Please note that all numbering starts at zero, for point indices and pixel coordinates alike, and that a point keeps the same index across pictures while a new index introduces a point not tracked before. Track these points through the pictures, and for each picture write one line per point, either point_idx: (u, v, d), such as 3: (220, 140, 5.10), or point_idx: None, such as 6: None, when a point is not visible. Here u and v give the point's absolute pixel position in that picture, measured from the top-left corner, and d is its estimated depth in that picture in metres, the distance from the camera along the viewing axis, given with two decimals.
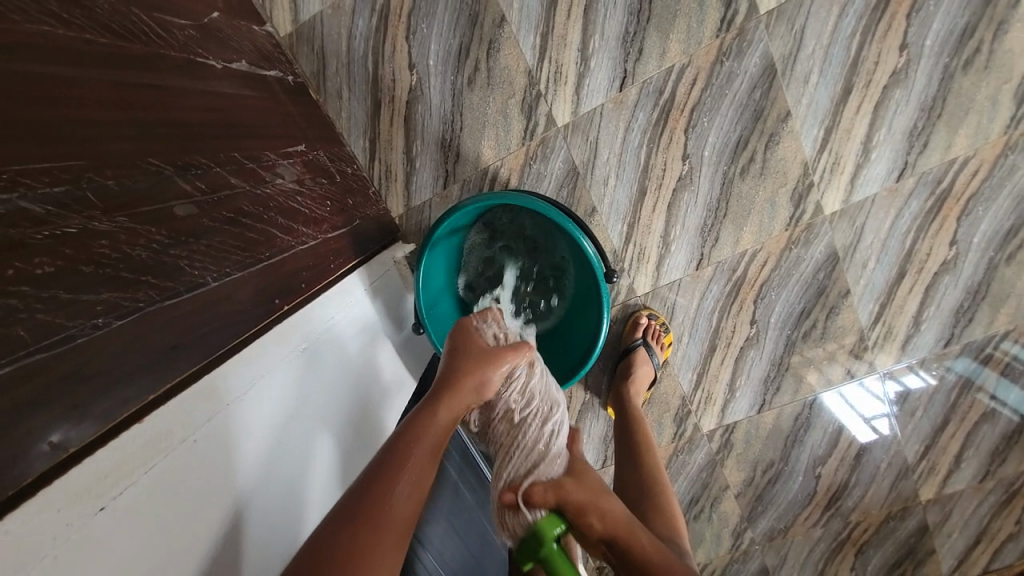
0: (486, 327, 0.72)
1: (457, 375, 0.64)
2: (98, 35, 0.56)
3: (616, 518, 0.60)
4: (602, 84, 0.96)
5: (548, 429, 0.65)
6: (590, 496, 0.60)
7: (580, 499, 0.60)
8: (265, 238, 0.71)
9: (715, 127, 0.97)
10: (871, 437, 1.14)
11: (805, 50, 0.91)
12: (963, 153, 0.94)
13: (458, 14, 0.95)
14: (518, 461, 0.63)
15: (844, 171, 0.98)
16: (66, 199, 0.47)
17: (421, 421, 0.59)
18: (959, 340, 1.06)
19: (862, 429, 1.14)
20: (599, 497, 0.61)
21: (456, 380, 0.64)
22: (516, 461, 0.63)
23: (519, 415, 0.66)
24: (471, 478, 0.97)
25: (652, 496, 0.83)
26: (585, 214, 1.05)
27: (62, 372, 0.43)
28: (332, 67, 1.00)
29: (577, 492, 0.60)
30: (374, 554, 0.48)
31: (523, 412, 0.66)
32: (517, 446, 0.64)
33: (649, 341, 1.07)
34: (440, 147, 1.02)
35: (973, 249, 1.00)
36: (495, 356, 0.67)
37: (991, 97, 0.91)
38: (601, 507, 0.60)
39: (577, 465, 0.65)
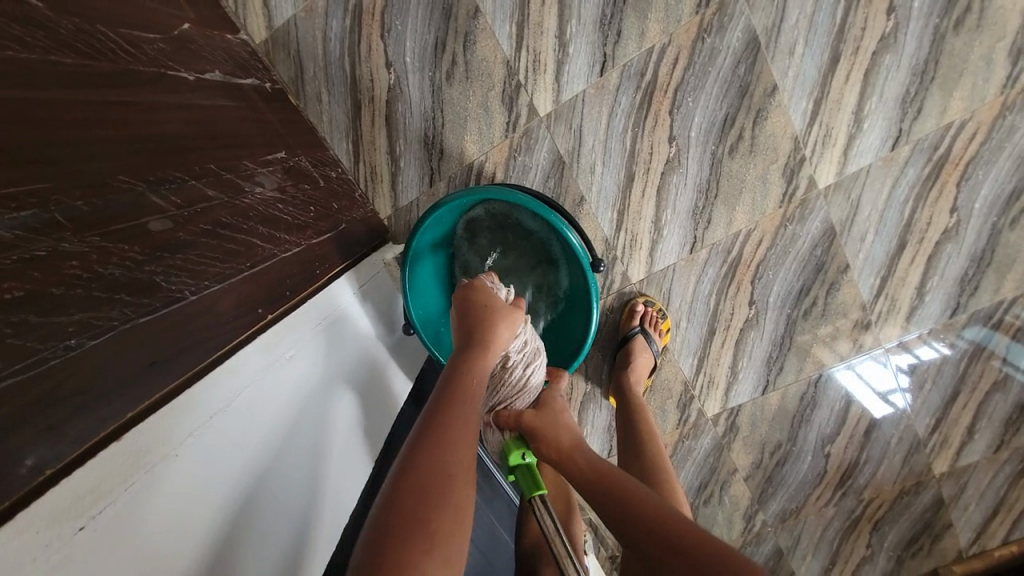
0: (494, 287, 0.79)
1: (487, 330, 0.69)
2: (62, 55, 0.56)
3: (561, 446, 0.67)
4: (582, 70, 0.95)
5: (529, 370, 0.76)
6: (543, 425, 0.70)
7: (534, 425, 0.70)
8: (245, 248, 0.71)
9: (701, 106, 0.95)
10: (886, 410, 1.12)
11: (788, 21, 0.89)
12: (960, 117, 0.91)
13: (432, 8, 0.93)
14: (503, 395, 0.75)
15: (837, 142, 0.95)
16: (34, 222, 0.47)
17: (467, 367, 0.63)
18: (966, 309, 1.04)
19: (875, 404, 1.12)
20: (549, 427, 0.69)
21: (491, 332, 0.69)
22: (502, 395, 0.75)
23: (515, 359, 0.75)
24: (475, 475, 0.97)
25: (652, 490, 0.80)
26: (574, 204, 1.03)
27: (35, 396, 0.44)
28: (309, 72, 1.00)
29: (532, 420, 0.71)
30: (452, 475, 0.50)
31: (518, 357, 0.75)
32: (504, 383, 0.74)
33: (648, 329, 1.05)
34: (423, 145, 1.02)
35: (975, 215, 0.97)
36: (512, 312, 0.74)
37: (985, 57, 0.88)
38: (550, 434, 0.68)
39: (546, 398, 0.77)
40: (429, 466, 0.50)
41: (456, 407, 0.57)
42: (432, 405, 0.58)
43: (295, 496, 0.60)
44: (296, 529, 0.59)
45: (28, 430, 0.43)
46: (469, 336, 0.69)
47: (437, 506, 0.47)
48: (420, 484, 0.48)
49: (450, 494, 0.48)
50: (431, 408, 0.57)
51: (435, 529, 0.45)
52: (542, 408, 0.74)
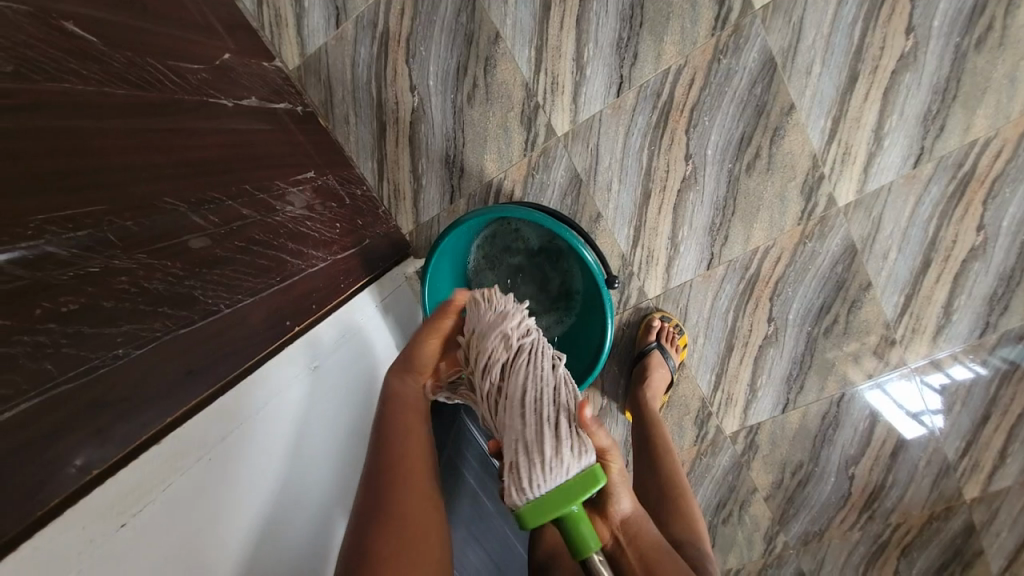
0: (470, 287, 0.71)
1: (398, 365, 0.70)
2: (115, 87, 0.61)
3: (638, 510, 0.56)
4: (599, 91, 0.97)
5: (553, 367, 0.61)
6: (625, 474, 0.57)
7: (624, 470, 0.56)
8: (276, 264, 0.75)
9: (717, 124, 0.96)
10: (916, 431, 1.09)
11: (805, 41, 0.90)
12: (984, 134, 0.90)
13: (454, 34, 0.98)
14: (535, 395, 0.56)
15: (856, 160, 0.95)
16: (89, 242, 0.51)
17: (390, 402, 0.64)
18: (995, 329, 1.01)
19: (906, 425, 1.09)
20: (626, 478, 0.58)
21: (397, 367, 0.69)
22: (524, 378, 0.58)
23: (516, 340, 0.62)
24: (489, 485, 0.98)
25: (664, 505, 0.81)
26: (591, 220, 1.05)
27: (85, 401, 0.47)
28: (338, 95, 1.05)
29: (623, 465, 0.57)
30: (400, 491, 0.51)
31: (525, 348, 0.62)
32: (534, 382, 0.58)
33: (664, 343, 1.05)
34: (444, 164, 1.05)
35: (1003, 233, 0.95)
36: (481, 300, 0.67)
37: (1009, 74, 0.87)
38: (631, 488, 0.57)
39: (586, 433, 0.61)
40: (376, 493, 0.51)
41: (399, 425, 0.59)
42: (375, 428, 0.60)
43: (321, 496, 0.64)
44: (323, 528, 0.63)
45: (77, 432, 0.46)
46: (398, 360, 0.70)
47: (387, 535, 0.47)
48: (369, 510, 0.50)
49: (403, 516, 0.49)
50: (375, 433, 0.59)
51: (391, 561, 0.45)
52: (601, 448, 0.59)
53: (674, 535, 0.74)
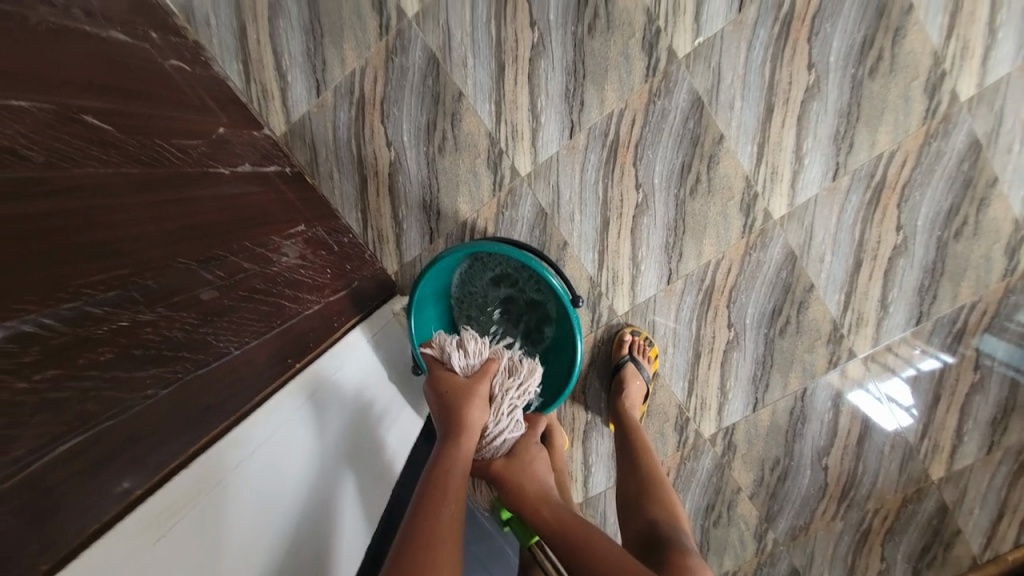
0: (468, 342, 0.85)
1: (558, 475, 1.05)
2: (130, 167, 0.71)
3: (529, 490, 0.77)
4: (555, 135, 1.10)
5: (497, 429, 0.83)
6: (513, 472, 0.80)
7: (505, 472, 0.80)
8: (276, 308, 0.84)
9: (660, 157, 1.08)
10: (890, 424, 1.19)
11: (725, 81, 1.04)
12: (888, 148, 1.04)
13: (423, 95, 1.10)
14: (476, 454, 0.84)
15: (784, 178, 1.08)
16: (118, 299, 0.60)
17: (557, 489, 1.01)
18: (930, 316, 1.12)
19: (879, 415, 1.19)
20: (520, 475, 0.79)
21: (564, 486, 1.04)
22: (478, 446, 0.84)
23: (491, 433, 0.82)
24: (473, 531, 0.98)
25: (649, 496, 0.86)
26: (559, 249, 1.16)
27: (122, 436, 0.55)
28: (322, 155, 1.16)
29: (501, 470, 0.81)
30: (460, 424, 0.76)
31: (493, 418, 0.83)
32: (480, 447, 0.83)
33: (637, 356, 1.14)
34: (423, 208, 1.16)
35: (920, 231, 1.08)
36: (489, 369, 0.84)
37: (901, 96, 1.02)
38: (512, 479, 0.79)
39: (520, 446, 0.85)
40: (457, 429, 0.75)
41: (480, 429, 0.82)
42: (435, 453, 0.72)
43: (328, 509, 0.71)
44: (333, 535, 0.70)
45: (116, 463, 0.54)
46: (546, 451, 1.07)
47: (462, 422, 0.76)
48: (454, 427, 0.76)
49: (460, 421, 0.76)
50: (426, 478, 0.67)
51: (461, 426, 0.76)
52: (514, 455, 0.83)
53: (655, 518, 0.79)
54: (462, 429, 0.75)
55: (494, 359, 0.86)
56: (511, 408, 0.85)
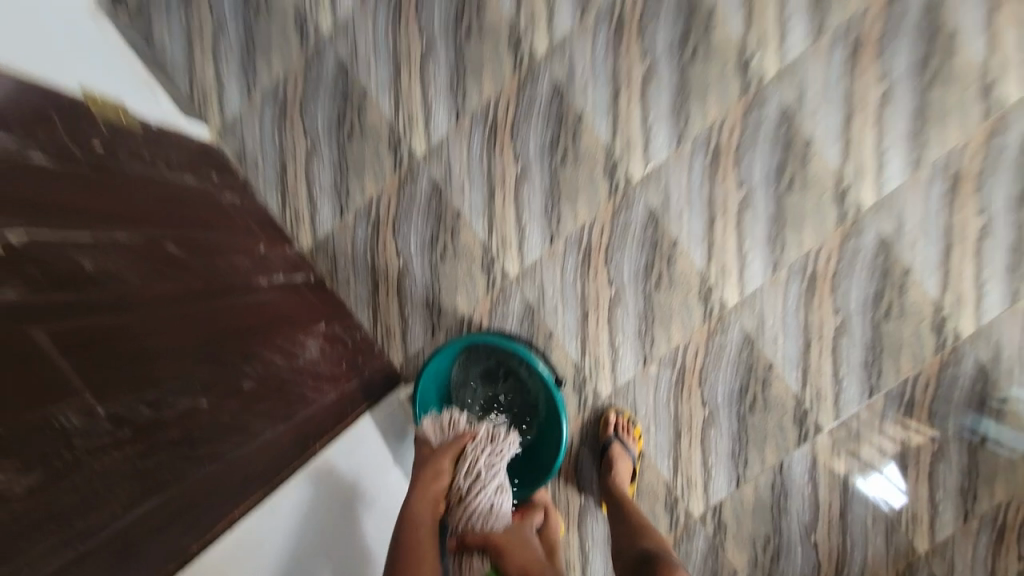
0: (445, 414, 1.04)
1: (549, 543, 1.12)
2: (196, 281, 0.90)
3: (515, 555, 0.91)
4: (537, 241, 1.30)
5: (476, 487, 0.98)
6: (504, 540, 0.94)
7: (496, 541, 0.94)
8: (299, 396, 0.98)
9: (627, 259, 1.29)
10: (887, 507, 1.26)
11: (673, 198, 1.27)
12: (814, 246, 1.25)
13: (428, 214, 1.32)
14: (464, 519, 0.97)
15: (732, 273, 1.27)
16: (184, 388, 0.75)
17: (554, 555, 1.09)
18: (880, 389, 1.26)
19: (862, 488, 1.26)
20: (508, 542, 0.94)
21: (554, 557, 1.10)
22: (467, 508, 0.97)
23: (470, 492, 0.97)
24: None
25: (644, 537, 1.03)
26: (545, 338, 1.32)
27: (176, 504, 0.69)
28: (341, 264, 1.35)
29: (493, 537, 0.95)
30: (418, 485, 0.95)
31: (470, 478, 0.98)
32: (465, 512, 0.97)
33: (622, 435, 1.26)
34: (426, 306, 1.34)
35: (854, 314, 1.25)
36: (461, 439, 1.00)
37: (817, 205, 1.24)
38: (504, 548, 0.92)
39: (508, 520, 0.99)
40: (415, 490, 0.95)
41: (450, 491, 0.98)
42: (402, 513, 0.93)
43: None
44: None
45: (173, 526, 0.67)
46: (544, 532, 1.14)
47: (422, 484, 0.96)
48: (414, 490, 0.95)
49: (420, 484, 0.96)
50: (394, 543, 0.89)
51: (415, 486, 0.96)
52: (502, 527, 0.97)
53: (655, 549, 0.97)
54: (419, 491, 0.94)
55: (469, 429, 1.03)
56: (489, 465, 1.00)
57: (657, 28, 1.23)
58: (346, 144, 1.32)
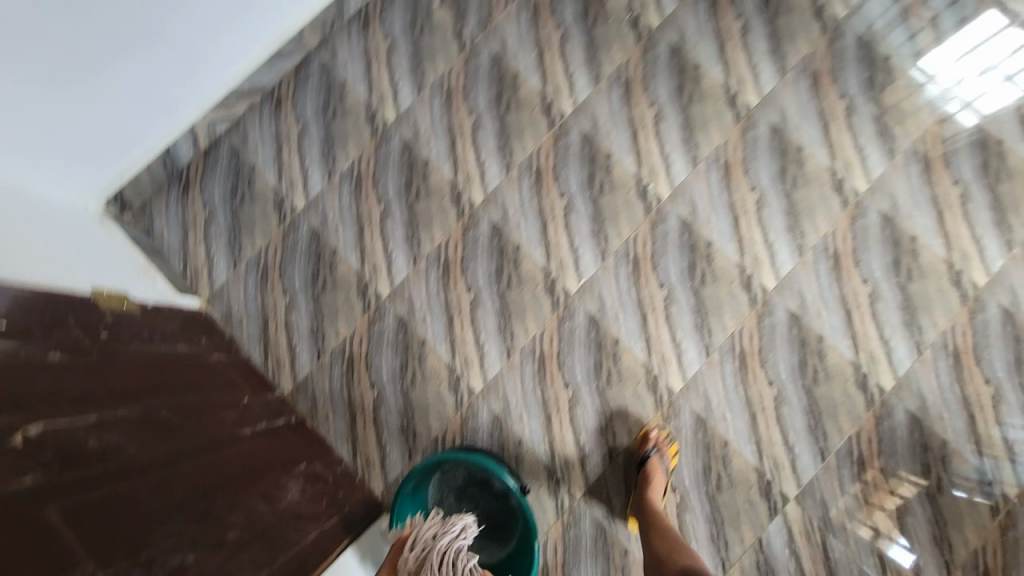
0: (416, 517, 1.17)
1: None
2: (185, 440, 1.00)
3: None
4: (496, 357, 1.45)
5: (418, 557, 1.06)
6: None
7: None
8: (280, 542, 1.03)
9: (578, 362, 1.44)
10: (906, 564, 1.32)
11: (609, 303, 1.45)
12: (737, 327, 1.43)
13: (396, 346, 1.47)
14: None
15: (672, 361, 1.42)
16: (170, 547, 0.82)
17: None
18: (829, 450, 1.36)
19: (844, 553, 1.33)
20: None
21: None
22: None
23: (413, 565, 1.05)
24: None
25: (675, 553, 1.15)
26: (515, 446, 1.41)
27: None
28: (320, 402, 1.46)
29: None
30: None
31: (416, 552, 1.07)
32: None
33: (660, 449, 1.34)
34: (402, 432, 1.44)
35: (786, 383, 1.39)
36: (411, 528, 1.13)
37: (730, 292, 1.45)
38: None
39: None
40: None
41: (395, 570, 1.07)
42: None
43: None
44: None
45: None
46: None
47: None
48: None
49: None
50: None
51: None
52: None
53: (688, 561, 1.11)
54: None
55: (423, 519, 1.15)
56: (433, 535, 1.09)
57: (568, 173, 1.52)
58: (321, 296, 1.50)
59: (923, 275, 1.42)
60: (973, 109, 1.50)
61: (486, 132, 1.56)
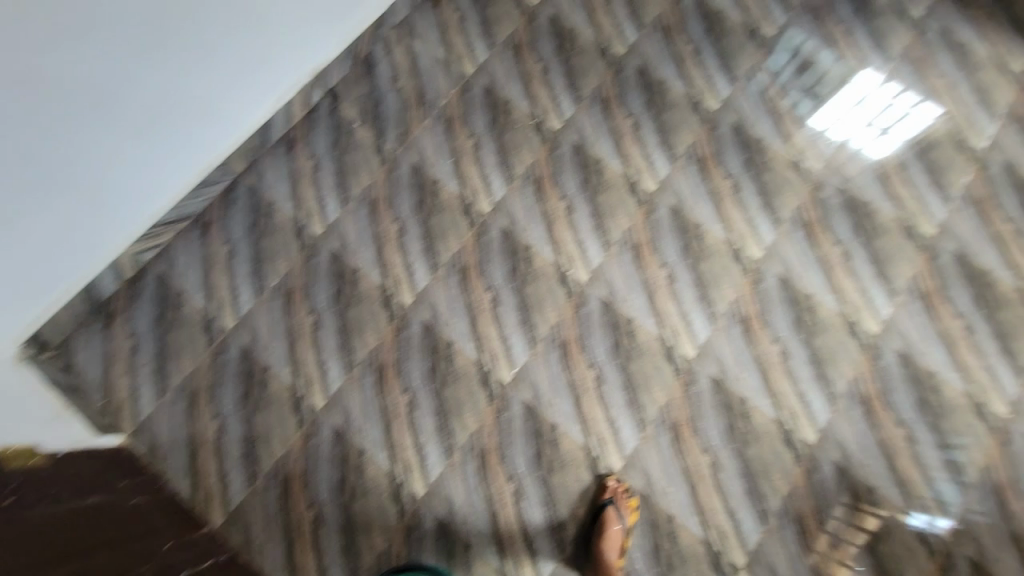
0: None
1: None
2: None
3: None
4: (437, 458, 1.45)
5: None
6: None
7: None
8: None
9: (519, 453, 1.45)
10: None
11: (542, 389, 1.50)
12: (665, 400, 1.49)
13: (333, 460, 1.45)
14: None
15: (609, 441, 1.46)
16: None
17: None
18: (769, 512, 1.41)
19: None
20: None
21: None
22: None
23: None
24: None
25: None
26: (464, 550, 1.40)
27: None
28: (256, 530, 1.40)
29: None
30: None
31: None
32: None
33: (616, 500, 1.39)
34: (344, 550, 1.40)
35: (719, 450, 1.45)
36: None
37: (655, 365, 1.52)
38: None
39: None
40: None
41: None
42: None
43: None
44: None
45: None
46: None
47: None
48: None
49: None
50: None
51: None
52: None
53: None
54: None
55: None
56: None
57: (492, 268, 1.61)
58: (253, 417, 1.48)
59: (824, 330, 1.54)
60: (873, 150, 1.70)
61: (411, 236, 1.64)
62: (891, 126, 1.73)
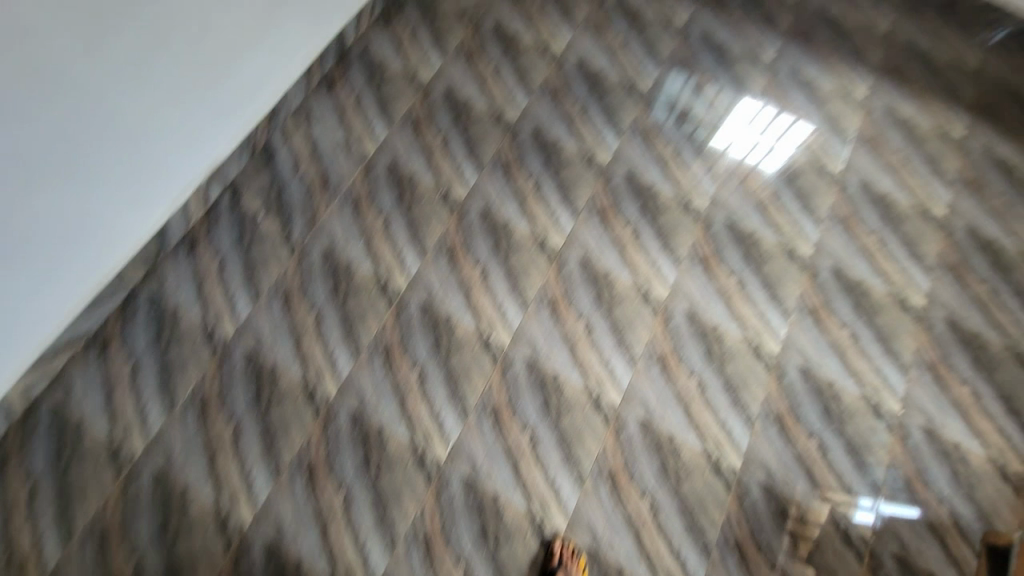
0: None
1: None
2: None
3: None
4: (380, 553, 1.40)
5: None
6: None
7: None
8: None
9: (464, 531, 1.44)
10: None
11: (479, 461, 1.50)
12: (599, 450, 1.53)
13: None
14: None
15: (551, 501, 1.48)
16: None
17: None
18: (710, 544, 1.47)
19: None
20: None
21: None
22: None
23: None
24: None
25: None
26: None
27: None
28: None
29: None
30: None
31: None
32: None
33: (567, 563, 1.39)
34: None
35: (655, 491, 1.50)
36: None
37: (586, 417, 1.56)
38: None
39: None
40: None
41: None
42: None
43: None
44: None
45: None
46: None
47: None
48: None
49: None
50: None
51: None
52: None
53: None
54: None
55: None
56: None
57: (415, 344, 1.61)
58: (176, 547, 1.38)
59: (733, 357, 1.65)
60: (768, 162, 1.90)
61: (329, 324, 1.62)
62: (780, 139, 1.95)
